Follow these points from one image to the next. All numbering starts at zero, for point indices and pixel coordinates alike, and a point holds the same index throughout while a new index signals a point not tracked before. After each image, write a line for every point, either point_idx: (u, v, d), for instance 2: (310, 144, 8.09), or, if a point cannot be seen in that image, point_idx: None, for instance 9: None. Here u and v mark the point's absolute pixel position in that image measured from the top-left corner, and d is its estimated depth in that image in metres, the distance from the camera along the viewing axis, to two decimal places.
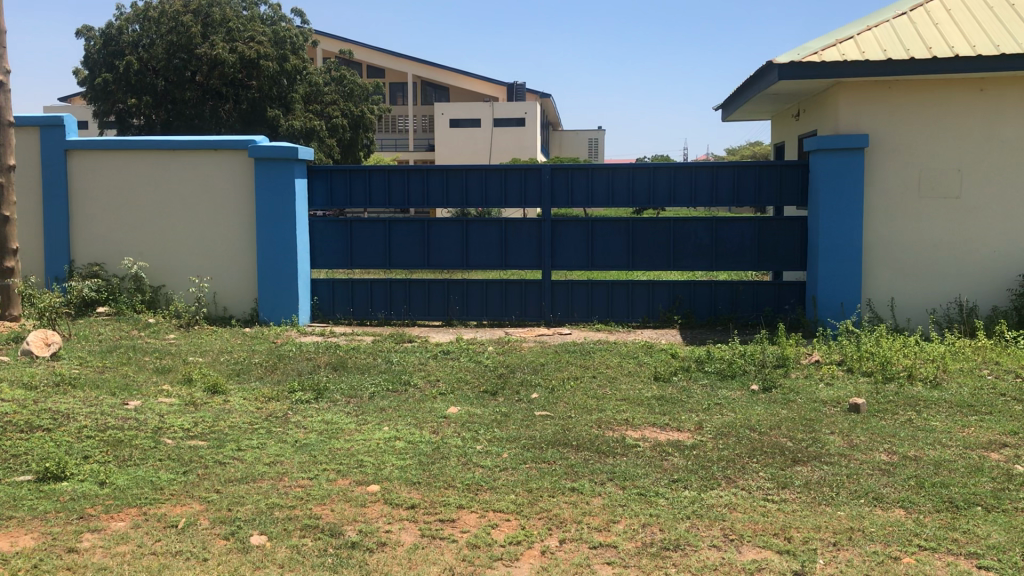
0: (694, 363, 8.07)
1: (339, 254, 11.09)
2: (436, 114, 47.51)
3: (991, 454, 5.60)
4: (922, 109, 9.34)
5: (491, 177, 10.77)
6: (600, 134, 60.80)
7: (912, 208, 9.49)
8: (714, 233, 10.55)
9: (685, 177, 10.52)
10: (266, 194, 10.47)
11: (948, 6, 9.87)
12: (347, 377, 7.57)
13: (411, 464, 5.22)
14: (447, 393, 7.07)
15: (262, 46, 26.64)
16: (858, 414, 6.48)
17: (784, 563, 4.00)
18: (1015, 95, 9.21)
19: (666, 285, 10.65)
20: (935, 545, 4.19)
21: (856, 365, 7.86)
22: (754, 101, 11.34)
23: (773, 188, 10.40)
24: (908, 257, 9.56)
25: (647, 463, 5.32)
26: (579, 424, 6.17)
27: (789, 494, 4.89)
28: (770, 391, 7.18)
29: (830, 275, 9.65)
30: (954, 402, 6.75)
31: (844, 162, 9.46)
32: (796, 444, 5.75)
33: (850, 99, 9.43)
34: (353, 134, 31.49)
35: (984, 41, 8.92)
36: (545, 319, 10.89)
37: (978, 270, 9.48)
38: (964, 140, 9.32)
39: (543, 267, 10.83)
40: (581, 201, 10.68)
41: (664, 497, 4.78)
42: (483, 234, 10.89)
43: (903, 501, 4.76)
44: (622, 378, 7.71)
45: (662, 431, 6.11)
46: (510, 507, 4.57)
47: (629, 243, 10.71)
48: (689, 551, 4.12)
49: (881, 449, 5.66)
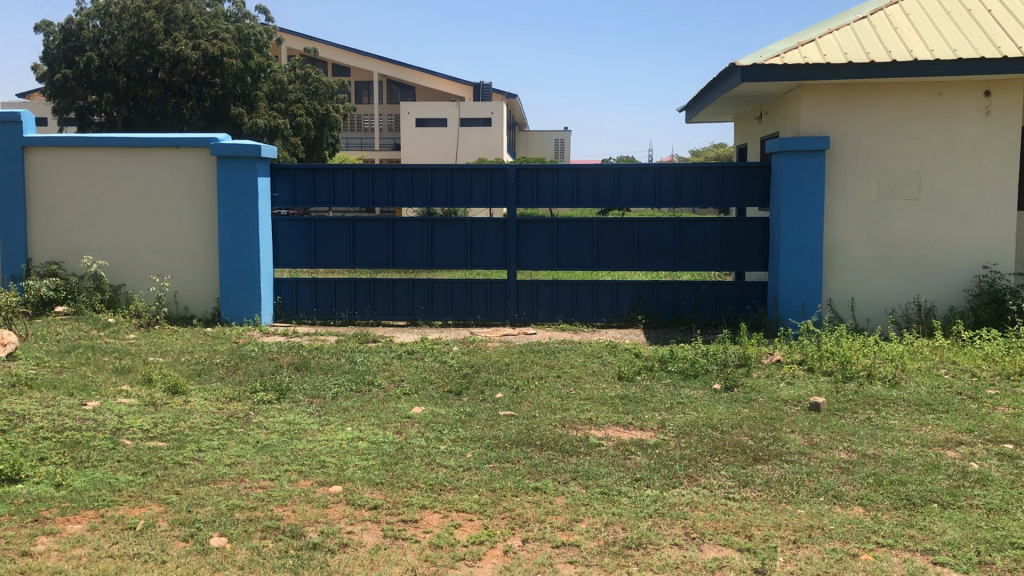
0: (658, 363, 8.10)
1: (302, 253, 11.01)
2: (402, 113, 47.27)
3: (948, 451, 5.69)
4: (881, 112, 9.49)
5: (457, 176, 10.75)
6: (566, 134, 60.69)
7: (871, 209, 9.62)
8: (677, 234, 10.62)
9: (650, 178, 10.59)
10: (229, 194, 10.38)
11: (906, 10, 10.05)
12: (310, 377, 7.52)
13: (374, 464, 5.20)
14: (411, 393, 7.05)
15: (226, 43, 26.42)
16: (818, 413, 6.56)
17: (744, 561, 4.04)
18: (971, 99, 9.37)
19: (631, 286, 10.69)
20: (892, 541, 4.26)
21: (817, 364, 7.94)
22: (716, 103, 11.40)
23: (735, 189, 10.49)
24: (867, 258, 9.69)
25: (610, 463, 5.34)
26: (544, 424, 6.17)
27: (750, 492, 4.94)
28: (732, 390, 7.25)
29: (791, 276, 9.74)
30: (912, 400, 6.85)
31: (805, 164, 9.56)
32: (757, 442, 5.80)
33: (811, 102, 9.54)
34: (316, 133, 31.22)
35: (941, 45, 9.08)
36: (510, 319, 10.88)
37: (936, 271, 9.63)
38: (922, 143, 9.47)
39: (508, 267, 10.82)
40: (547, 201, 10.69)
41: (626, 496, 4.80)
42: (448, 234, 10.86)
43: (862, 498, 4.83)
44: (586, 377, 7.75)
45: (625, 430, 6.16)
46: (474, 507, 4.57)
47: (594, 243, 10.74)
48: (651, 549, 4.15)
49: (840, 447, 5.73)
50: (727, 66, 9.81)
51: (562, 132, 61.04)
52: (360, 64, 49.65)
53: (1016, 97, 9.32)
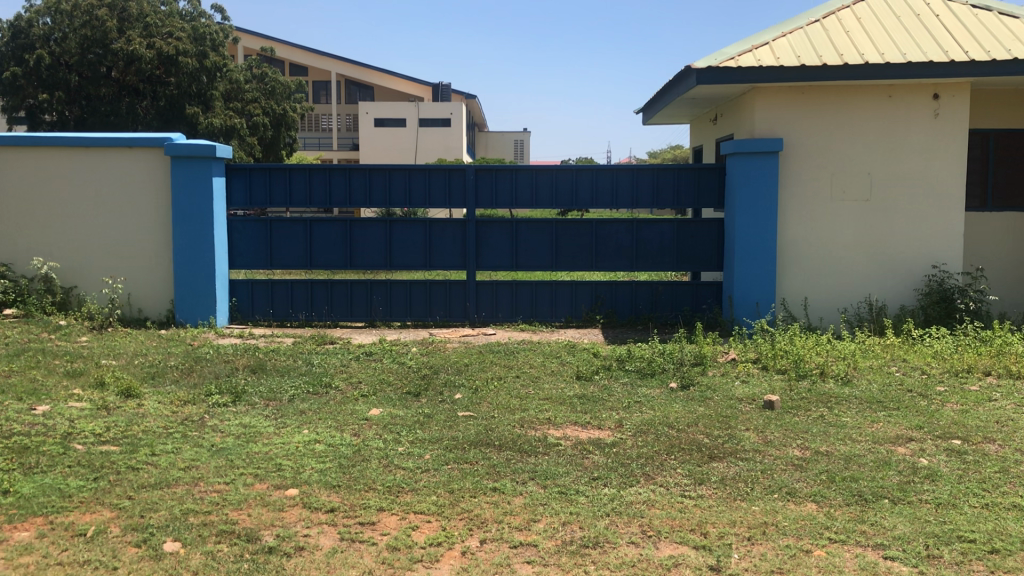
0: (616, 362, 8.15)
1: (258, 254, 10.90)
2: (360, 113, 47.02)
3: (899, 448, 5.80)
4: (833, 114, 9.64)
5: (414, 177, 10.73)
6: (526, 135, 60.87)
7: (824, 210, 9.76)
8: (635, 235, 10.70)
9: (607, 179, 10.66)
10: (183, 194, 10.26)
11: (857, 14, 10.21)
12: (266, 379, 7.46)
13: (331, 466, 5.17)
14: (369, 395, 7.02)
15: (181, 42, 26.11)
16: (772, 411, 6.65)
17: (699, 558, 4.09)
18: (919, 101, 9.56)
19: (589, 286, 10.74)
20: (844, 537, 4.33)
21: (771, 362, 8.05)
22: (673, 104, 11.49)
23: (691, 190, 10.60)
24: (820, 259, 9.83)
25: (568, 462, 5.37)
26: (503, 424, 6.19)
27: (706, 489, 4.99)
28: (688, 389, 7.32)
29: (745, 276, 9.84)
30: (864, 398, 6.97)
31: (759, 165, 9.67)
32: (713, 440, 5.87)
33: (765, 103, 9.66)
34: (273, 133, 30.95)
35: (891, 49, 9.24)
36: (469, 320, 10.88)
37: (886, 271, 9.80)
38: (873, 144, 9.64)
39: (467, 268, 10.81)
40: (505, 201, 10.70)
41: (584, 495, 4.83)
42: (406, 234, 10.82)
43: (815, 495, 4.90)
44: (545, 377, 7.77)
45: (584, 429, 6.18)
46: (431, 509, 4.56)
47: (552, 244, 10.77)
48: (608, 548, 4.18)
49: (794, 445, 5.81)
50: (682, 69, 9.89)
51: (521, 133, 61.27)
52: (317, 64, 49.30)
53: (963, 99, 9.52)
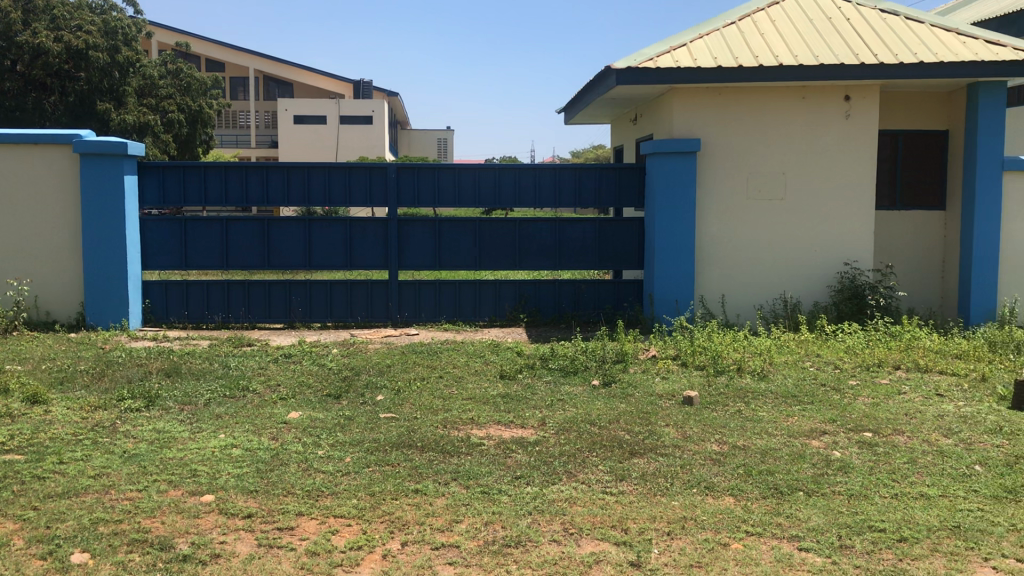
0: (539, 360, 8.18)
1: (173, 255, 10.63)
2: (280, 111, 46.29)
3: (813, 441, 5.94)
4: (749, 115, 9.83)
5: (334, 175, 10.59)
6: (449, 134, 60.80)
7: (740, 209, 9.96)
8: (557, 233, 10.75)
9: (530, 178, 10.69)
10: (94, 193, 9.94)
11: (772, 17, 10.45)
12: (181, 383, 7.26)
13: (249, 471, 5.07)
14: (288, 397, 6.90)
15: (92, 35, 25.29)
16: (691, 406, 6.75)
17: (620, 555, 4.12)
18: (831, 103, 9.83)
19: (512, 285, 10.76)
20: (761, 530, 4.42)
21: (690, 359, 8.18)
22: (594, 104, 11.58)
23: (612, 189, 10.71)
24: (737, 257, 10.02)
25: (491, 461, 5.36)
26: (425, 424, 6.15)
27: (627, 486, 5.04)
28: (610, 386, 7.39)
29: (665, 274, 9.97)
30: (780, 392, 7.13)
31: (677, 165, 9.81)
32: (634, 437, 5.92)
33: (684, 104, 9.80)
34: (189, 130, 30.21)
35: (804, 51, 9.47)
36: (391, 320, 10.78)
37: (800, 268, 10.05)
38: (787, 144, 9.88)
39: (389, 267, 10.72)
40: (428, 200, 10.64)
41: (506, 494, 4.83)
42: (326, 234, 10.68)
43: (732, 489, 4.99)
44: (468, 377, 7.75)
45: (506, 429, 6.17)
46: (352, 512, 4.50)
47: (475, 243, 10.76)
48: (530, 547, 4.18)
49: (712, 439, 5.91)
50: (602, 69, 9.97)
51: (444, 132, 61.20)
52: (235, 60, 48.34)
53: (872, 102, 9.82)
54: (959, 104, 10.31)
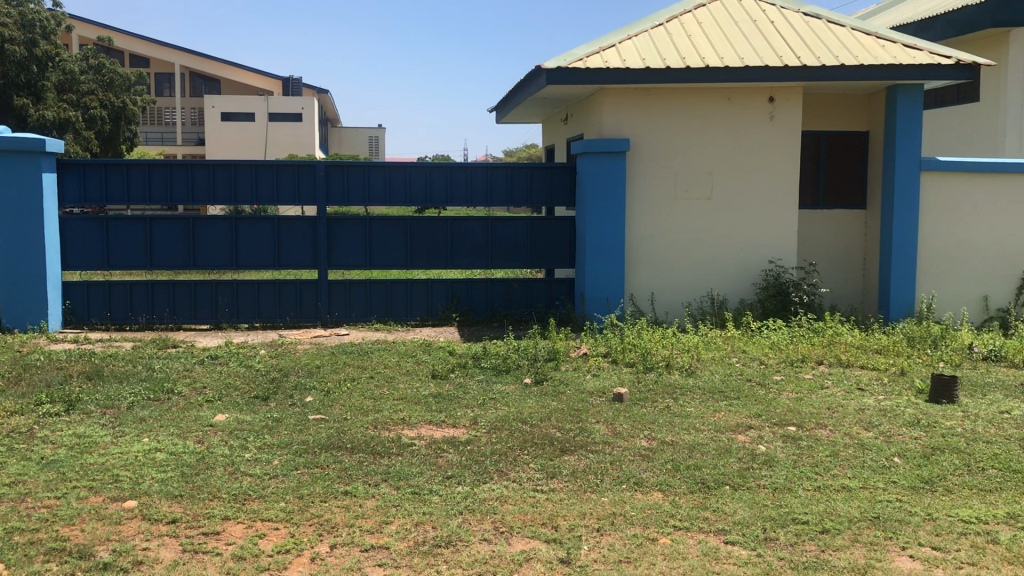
0: (471, 359, 8.17)
1: (95, 254, 10.36)
2: (207, 108, 45.43)
3: (740, 435, 6.06)
4: (676, 116, 9.98)
5: (262, 173, 10.43)
6: (380, 132, 60.45)
7: (669, 209, 10.09)
8: (489, 232, 10.76)
9: (461, 177, 10.67)
10: (10, 191, 9.62)
11: (698, 19, 10.61)
12: (103, 386, 7.08)
13: (173, 476, 4.96)
14: (215, 400, 6.77)
15: (8, 28, 24.45)
16: (621, 403, 6.82)
17: (550, 552, 4.14)
18: (756, 104, 10.03)
19: (443, 284, 10.74)
20: (688, 524, 4.49)
21: (621, 356, 8.26)
22: (525, 104, 11.62)
23: (544, 188, 10.76)
24: (665, 255, 10.16)
25: (422, 462, 5.34)
26: (355, 425, 6.10)
27: (557, 483, 5.07)
28: (541, 383, 7.43)
29: (595, 272, 10.04)
30: (707, 388, 7.26)
31: (607, 164, 9.89)
32: (565, 434, 5.96)
33: (613, 104, 9.89)
34: (112, 126, 29.45)
35: (730, 53, 9.64)
36: (321, 320, 10.66)
37: (727, 266, 10.23)
38: (714, 144, 10.04)
39: (319, 266, 10.60)
40: (358, 198, 10.55)
41: (437, 494, 4.82)
42: (253, 233, 10.52)
43: (661, 484, 5.06)
44: (399, 377, 7.71)
45: (437, 428, 6.16)
46: (280, 516, 4.44)
47: (406, 242, 10.70)
48: (460, 547, 4.18)
49: (641, 435, 5.99)
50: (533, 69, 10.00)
51: (376, 129, 60.83)
52: (160, 55, 47.26)
53: (795, 103, 10.04)
54: (878, 106, 10.61)
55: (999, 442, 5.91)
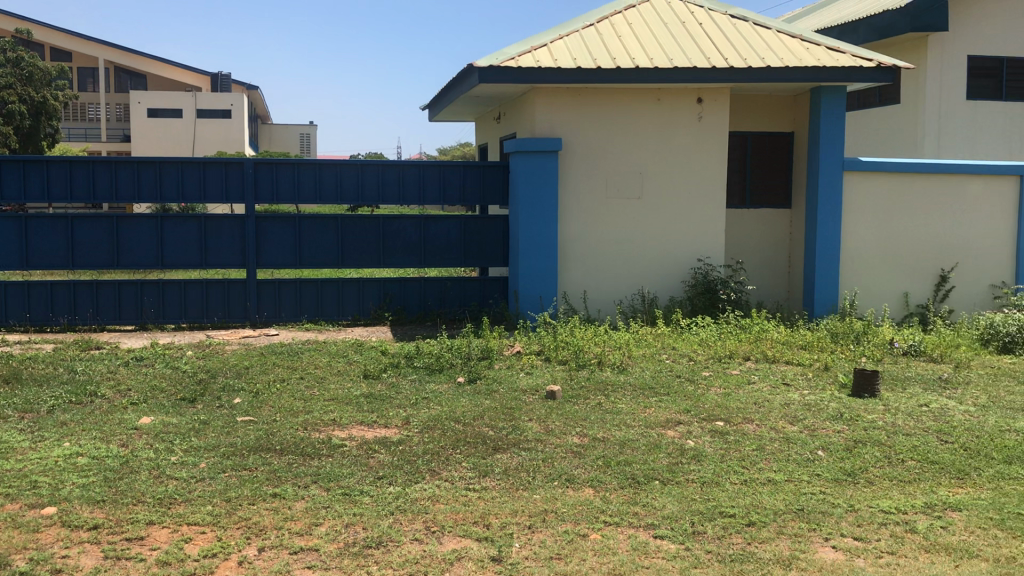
0: (403, 359, 8.13)
1: (12, 254, 10.05)
2: (133, 103, 44.38)
3: (669, 431, 6.15)
4: (608, 115, 10.06)
5: (189, 171, 10.23)
6: (312, 129, 59.81)
7: (600, 207, 10.18)
8: (421, 231, 10.72)
9: (393, 175, 10.61)
10: None
11: (629, 20, 10.72)
12: (22, 390, 6.86)
13: (95, 481, 4.84)
14: (139, 402, 6.62)
15: None
16: (554, 400, 6.87)
17: (482, 550, 4.15)
18: (685, 104, 10.17)
19: (376, 283, 10.67)
20: (619, 519, 4.53)
21: (553, 354, 8.31)
22: (457, 102, 11.59)
23: (476, 187, 10.76)
24: (597, 253, 10.24)
25: (352, 462, 5.30)
26: (285, 427, 6.03)
27: (489, 481, 5.08)
28: (474, 382, 7.43)
29: (528, 271, 10.07)
30: (638, 384, 7.35)
31: (539, 164, 9.93)
32: (497, 432, 5.97)
33: (545, 103, 9.94)
34: (32, 122, 28.59)
35: (660, 54, 9.77)
36: (250, 320, 10.50)
37: (657, 264, 10.35)
38: (644, 144, 10.16)
39: (247, 266, 10.44)
40: (287, 197, 10.41)
41: (368, 495, 4.79)
42: (180, 231, 10.31)
43: (592, 480, 5.10)
44: (330, 377, 7.63)
45: (369, 429, 6.12)
46: (206, 519, 4.37)
47: (337, 241, 10.59)
48: (391, 547, 4.16)
49: (573, 432, 6.03)
50: (465, 67, 9.98)
51: (308, 126, 60.13)
52: (83, 49, 45.99)
53: (723, 104, 10.22)
54: (803, 108, 10.85)
55: (918, 434, 6.10)
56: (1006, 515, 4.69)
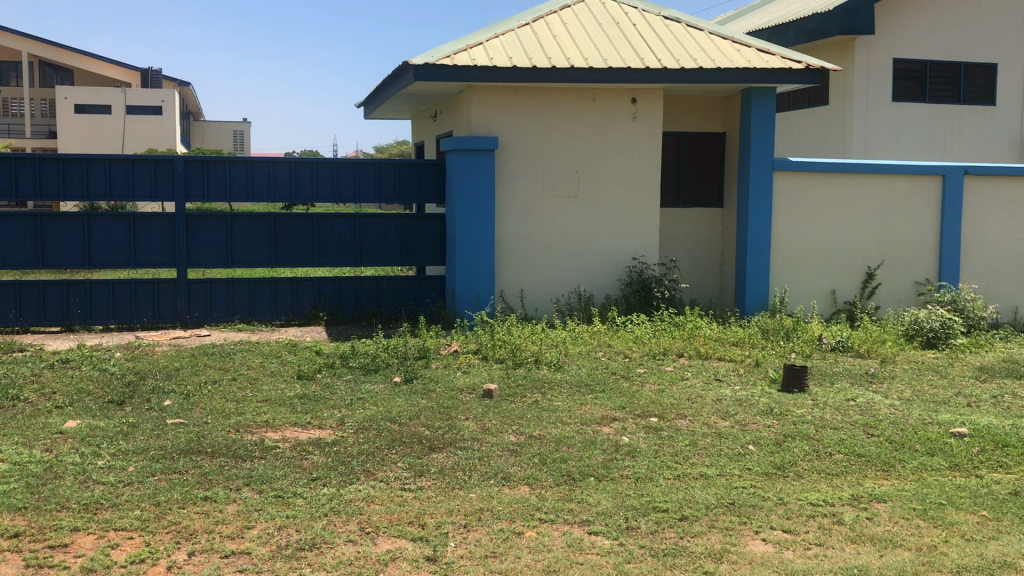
0: (338, 359, 8.05)
1: None
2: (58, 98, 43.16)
3: (604, 427, 6.20)
4: (544, 114, 10.11)
5: (116, 168, 9.99)
6: (245, 126, 58.91)
7: (536, 207, 10.21)
8: (357, 229, 10.63)
9: (328, 173, 10.51)
10: None
11: (564, 20, 10.77)
12: None
13: (16, 488, 4.70)
14: (64, 406, 6.45)
15: None
16: (491, 399, 6.87)
17: (417, 550, 4.13)
18: (619, 104, 10.26)
19: (310, 282, 10.56)
20: (554, 516, 4.56)
21: (490, 352, 8.31)
22: (393, 100, 11.53)
23: (412, 185, 10.71)
24: (534, 252, 10.27)
25: (286, 464, 5.24)
26: (216, 429, 5.93)
27: (425, 481, 5.06)
28: (411, 382, 7.40)
29: (465, 270, 10.05)
30: (574, 382, 7.39)
31: (475, 163, 9.92)
32: (433, 432, 5.96)
33: (481, 102, 9.93)
34: None
35: (594, 54, 9.83)
36: (181, 321, 10.31)
37: (593, 262, 10.43)
38: (580, 144, 10.23)
39: (178, 265, 10.24)
40: (219, 195, 10.23)
41: (301, 497, 4.73)
42: (108, 230, 10.07)
43: (528, 478, 5.12)
44: (263, 378, 7.52)
45: (303, 430, 6.05)
46: (134, 524, 4.27)
47: (271, 240, 10.45)
48: (325, 549, 4.12)
49: (510, 430, 6.04)
50: (400, 65, 9.93)
51: (241, 123, 59.21)
52: (6, 43, 44.57)
53: (657, 104, 10.33)
54: (734, 108, 11.03)
55: (845, 428, 6.25)
56: (928, 506, 4.84)
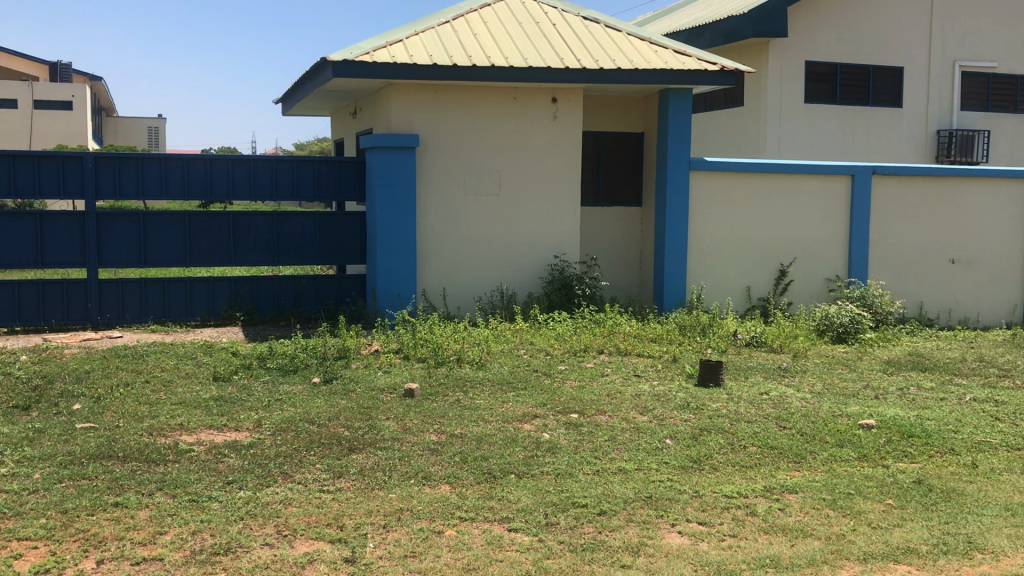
0: (256, 360, 7.91)
1: None
2: None
3: (525, 425, 6.24)
4: (464, 113, 10.11)
5: (21, 165, 9.65)
6: (161, 123, 57.41)
7: (458, 205, 10.20)
8: (274, 228, 10.47)
9: (244, 171, 10.32)
10: None
11: (484, 18, 10.79)
12: None
13: None
14: None
15: None
16: (412, 398, 6.85)
17: (334, 552, 4.10)
18: (540, 103, 10.33)
19: (227, 282, 10.36)
20: (473, 514, 4.57)
21: (412, 352, 8.28)
22: (311, 97, 11.39)
23: (331, 183, 10.59)
24: (456, 250, 10.26)
25: (201, 468, 5.14)
26: (128, 433, 5.77)
27: (344, 482, 5.02)
28: (330, 382, 7.33)
29: (386, 269, 9.98)
30: (496, 379, 7.42)
31: (396, 161, 9.86)
32: (353, 433, 5.91)
33: (401, 100, 9.88)
34: None
35: (515, 53, 9.87)
36: (91, 322, 10.02)
37: (515, 260, 10.48)
38: (501, 142, 10.26)
39: (88, 265, 9.94)
40: (131, 193, 9.96)
41: (216, 501, 4.65)
42: (12, 229, 9.72)
43: (448, 476, 5.12)
44: (178, 381, 7.36)
45: (219, 433, 5.94)
46: (39, 533, 4.14)
47: (185, 238, 10.22)
48: (240, 553, 4.06)
49: (431, 430, 6.03)
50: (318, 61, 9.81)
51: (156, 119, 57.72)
52: None
53: (576, 104, 10.43)
54: (652, 109, 11.19)
55: (759, 421, 6.41)
56: (837, 496, 4.99)
